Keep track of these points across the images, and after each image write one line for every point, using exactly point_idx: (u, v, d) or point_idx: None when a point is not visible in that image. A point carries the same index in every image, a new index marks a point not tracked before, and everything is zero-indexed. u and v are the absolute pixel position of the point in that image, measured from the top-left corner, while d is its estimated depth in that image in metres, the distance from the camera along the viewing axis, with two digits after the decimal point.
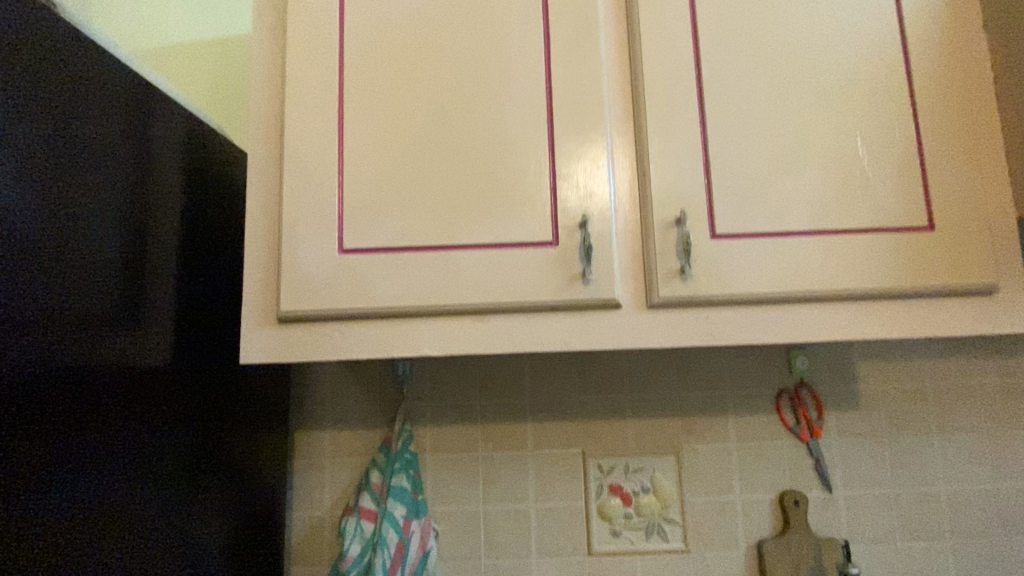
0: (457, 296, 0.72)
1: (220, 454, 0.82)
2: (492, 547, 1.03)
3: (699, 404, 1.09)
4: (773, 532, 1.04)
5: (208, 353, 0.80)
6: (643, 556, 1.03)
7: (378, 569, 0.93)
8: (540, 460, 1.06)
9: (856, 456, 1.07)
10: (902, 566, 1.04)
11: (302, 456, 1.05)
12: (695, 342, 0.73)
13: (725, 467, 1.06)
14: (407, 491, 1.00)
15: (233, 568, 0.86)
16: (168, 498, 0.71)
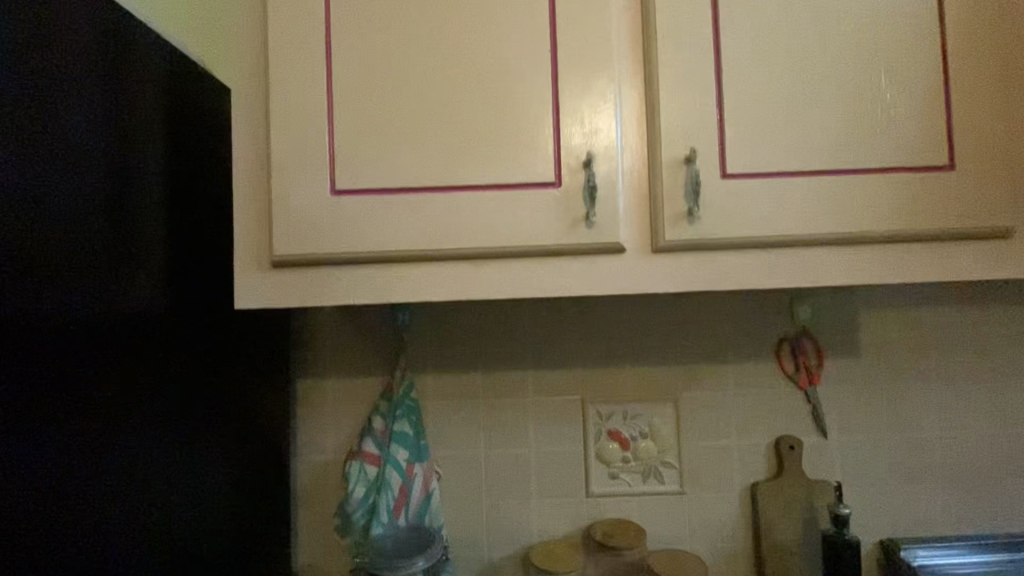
0: (455, 240, 0.70)
1: (223, 406, 0.83)
2: (493, 489, 1.06)
3: (700, 353, 1.08)
4: (768, 475, 1.07)
5: (202, 305, 0.79)
6: (639, 497, 1.06)
7: (382, 509, 0.98)
8: (540, 407, 1.07)
9: (854, 402, 1.08)
10: (892, 506, 1.06)
11: (306, 403, 1.06)
12: (698, 287, 0.71)
13: (723, 413, 1.08)
14: (410, 437, 1.02)
15: (242, 507, 0.88)
16: (177, 451, 0.72)
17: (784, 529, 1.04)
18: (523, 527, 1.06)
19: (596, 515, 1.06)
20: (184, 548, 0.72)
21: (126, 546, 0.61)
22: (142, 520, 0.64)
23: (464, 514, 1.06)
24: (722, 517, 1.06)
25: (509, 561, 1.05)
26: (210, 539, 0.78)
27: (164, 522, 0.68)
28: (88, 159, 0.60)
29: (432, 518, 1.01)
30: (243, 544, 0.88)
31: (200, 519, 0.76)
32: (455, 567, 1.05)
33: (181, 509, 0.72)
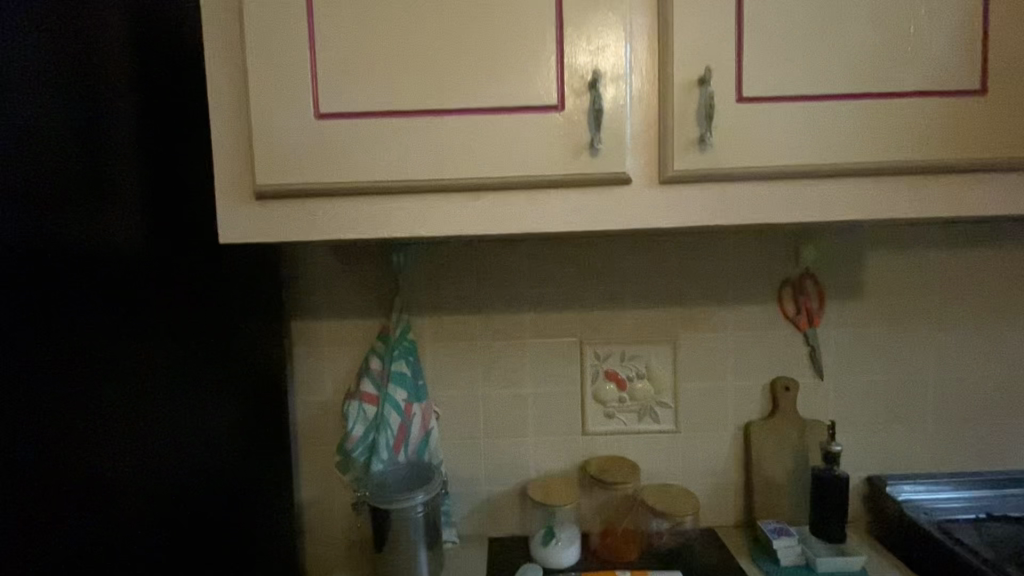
0: (451, 169, 0.66)
1: (214, 349, 0.81)
2: (490, 428, 1.07)
3: (700, 295, 1.07)
4: (762, 415, 1.08)
5: (185, 244, 0.75)
6: (635, 435, 1.08)
7: (382, 447, 0.99)
8: (537, 349, 1.07)
9: (852, 345, 1.08)
10: (882, 444, 1.09)
11: (303, 344, 1.05)
12: (705, 221, 0.68)
13: (720, 355, 1.07)
14: (408, 377, 1.02)
15: (243, 445, 0.89)
16: (169, 393, 0.70)
17: (775, 466, 1.06)
18: (521, 463, 1.08)
19: (592, 452, 1.08)
20: (185, 488, 0.72)
21: (121, 486, 0.60)
22: (137, 462, 0.63)
23: (462, 452, 1.08)
24: (714, 454, 1.08)
25: (507, 495, 1.08)
26: (211, 478, 0.79)
27: (162, 463, 0.68)
28: (49, 82, 0.54)
29: (431, 455, 1.03)
30: (246, 481, 0.89)
31: (199, 459, 0.76)
32: (455, 500, 1.08)
33: (179, 450, 0.72)
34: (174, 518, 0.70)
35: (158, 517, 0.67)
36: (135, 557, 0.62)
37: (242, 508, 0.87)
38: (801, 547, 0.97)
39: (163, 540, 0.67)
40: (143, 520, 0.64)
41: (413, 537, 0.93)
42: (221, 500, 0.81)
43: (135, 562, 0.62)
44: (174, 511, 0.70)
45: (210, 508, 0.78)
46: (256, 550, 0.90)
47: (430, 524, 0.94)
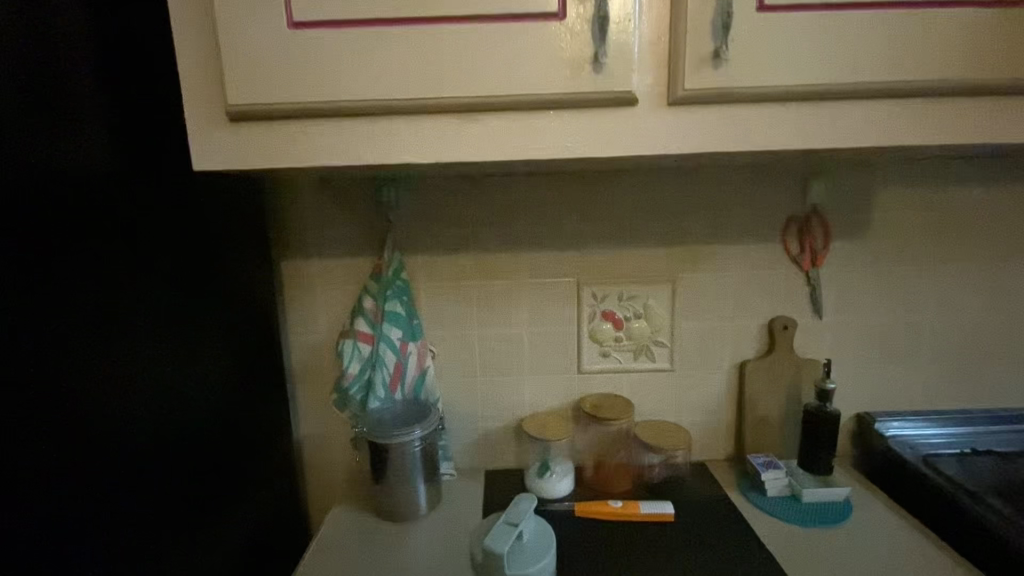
0: (442, 86, 0.60)
1: (200, 285, 0.78)
2: (486, 367, 1.07)
3: (702, 234, 1.04)
4: (757, 354, 1.08)
5: (158, 172, 0.69)
6: (630, 374, 1.08)
7: (379, 385, 0.98)
8: (534, 288, 1.05)
9: (854, 285, 1.06)
10: (874, 382, 1.10)
11: (294, 282, 1.03)
12: (714, 147, 0.63)
13: (719, 294, 1.06)
14: (402, 317, 1.00)
15: (240, 383, 0.88)
16: (155, 330, 0.68)
17: (768, 403, 1.07)
18: (516, 401, 1.09)
19: (587, 390, 1.09)
20: (179, 425, 0.71)
21: (110, 423, 0.59)
22: (125, 399, 0.61)
23: (458, 390, 1.08)
24: (708, 392, 1.09)
25: (502, 431, 1.10)
26: (207, 416, 0.78)
27: (152, 401, 0.66)
28: None
29: (428, 393, 1.04)
30: (245, 419, 0.89)
31: (193, 397, 0.75)
32: (452, 436, 1.10)
33: (169, 388, 0.70)
34: (170, 454, 0.69)
35: (153, 453, 0.66)
36: (132, 492, 0.61)
37: (240, 444, 0.87)
38: (789, 479, 0.99)
39: (161, 475, 0.67)
40: (136, 457, 0.63)
41: (411, 469, 0.95)
42: (218, 436, 0.80)
43: (134, 496, 0.62)
44: (169, 447, 0.69)
45: (207, 444, 0.77)
46: (257, 483, 0.91)
47: (427, 457, 0.96)
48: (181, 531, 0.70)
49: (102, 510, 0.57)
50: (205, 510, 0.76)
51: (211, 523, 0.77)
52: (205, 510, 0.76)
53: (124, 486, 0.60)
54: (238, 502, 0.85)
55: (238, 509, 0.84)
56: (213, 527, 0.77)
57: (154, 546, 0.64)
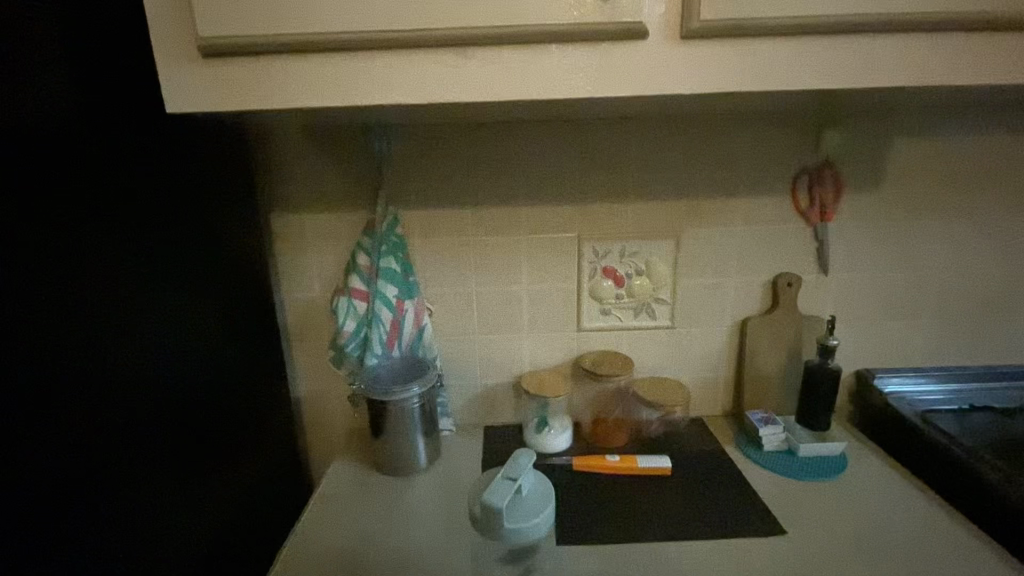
0: (434, 17, 0.55)
1: (183, 238, 0.74)
2: (484, 325, 1.06)
3: (709, 187, 1.00)
4: (760, 311, 1.06)
5: (130, 115, 0.64)
6: (630, 332, 1.06)
7: (375, 342, 0.97)
8: (533, 245, 1.01)
9: (861, 241, 1.03)
10: (876, 339, 1.09)
11: (285, 238, 1.00)
12: (729, 87, 0.59)
13: (723, 251, 1.03)
14: (398, 274, 0.98)
15: (233, 340, 0.87)
16: (136, 286, 0.64)
17: (768, 360, 1.07)
18: (515, 358, 1.08)
19: (586, 348, 1.07)
20: (167, 383, 0.69)
21: (93, 380, 0.56)
22: (108, 357, 0.59)
23: (456, 348, 1.07)
24: (708, 349, 1.08)
25: (501, 388, 1.09)
26: (197, 373, 0.76)
27: (136, 358, 0.64)
28: None
29: (425, 351, 1.02)
30: (240, 376, 0.88)
31: (182, 354, 0.73)
32: (450, 393, 1.10)
33: (155, 346, 0.67)
34: (159, 412, 0.67)
35: (141, 411, 0.64)
36: (121, 450, 0.60)
37: (234, 401, 0.86)
38: (785, 435, 1.00)
39: (151, 433, 0.65)
40: (123, 415, 0.61)
41: (410, 426, 0.94)
42: (210, 394, 0.79)
43: (122, 453, 0.60)
44: (157, 406, 0.67)
45: (199, 402, 0.76)
46: (254, 439, 0.91)
47: (425, 413, 0.96)
48: (175, 487, 0.69)
49: (89, 467, 0.55)
50: (200, 466, 0.75)
51: (209, 477, 0.77)
52: (199, 466, 0.75)
53: (111, 444, 0.59)
54: (235, 459, 0.84)
55: (237, 465, 0.85)
56: (209, 482, 0.77)
57: (146, 503, 0.64)
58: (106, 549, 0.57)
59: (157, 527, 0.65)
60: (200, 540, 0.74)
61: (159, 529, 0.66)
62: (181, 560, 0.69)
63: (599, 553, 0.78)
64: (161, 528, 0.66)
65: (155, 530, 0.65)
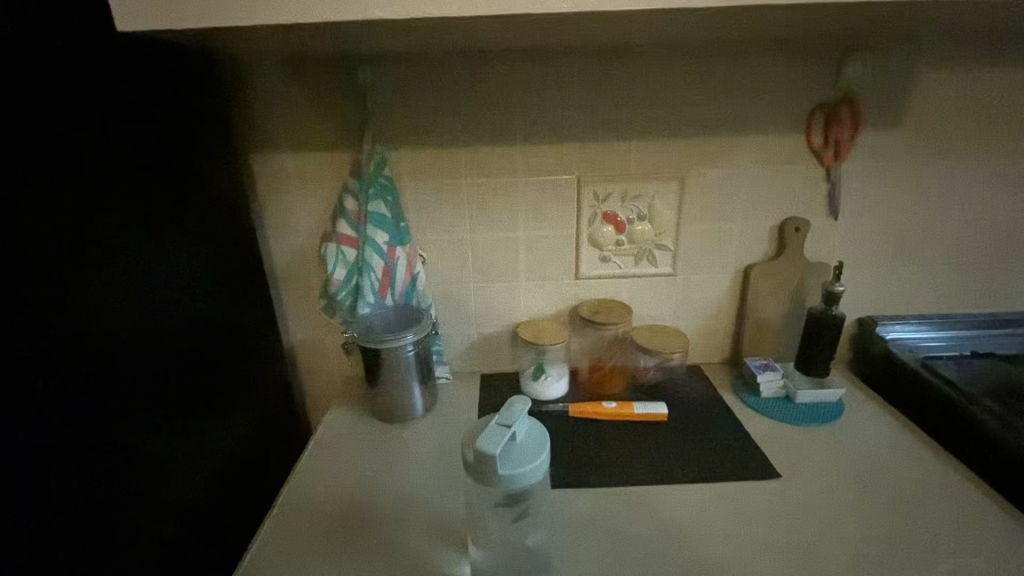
0: None
1: (157, 181, 0.69)
2: (480, 273, 1.02)
3: (719, 124, 0.93)
4: (765, 257, 1.03)
5: (87, 41, 0.58)
6: (630, 279, 1.03)
7: (367, 290, 0.94)
8: (531, 187, 0.96)
9: (876, 183, 0.98)
10: (882, 286, 1.06)
11: (269, 179, 0.95)
12: (752, 2, 0.53)
13: (730, 193, 0.98)
14: (388, 219, 0.94)
15: (220, 287, 0.84)
16: (109, 233, 0.60)
17: (770, 308, 1.04)
18: (511, 307, 1.05)
19: (585, 295, 1.05)
20: (151, 335, 0.67)
21: (71, 331, 0.54)
22: (86, 308, 0.56)
23: (450, 296, 1.04)
24: (710, 297, 1.06)
25: (497, 337, 1.08)
26: (181, 325, 0.74)
27: (116, 310, 0.61)
28: None
29: (419, 299, 1.00)
30: (230, 324, 0.86)
31: (166, 301, 0.71)
32: (445, 342, 1.08)
33: (135, 297, 0.64)
34: (143, 365, 0.65)
35: (124, 364, 0.62)
36: (105, 403, 0.58)
37: (222, 352, 0.84)
38: (784, 381, 0.99)
39: (139, 379, 0.64)
40: (106, 368, 0.59)
41: (405, 374, 0.93)
42: (197, 345, 0.77)
43: (107, 407, 0.59)
44: (141, 359, 0.65)
45: (185, 353, 0.74)
46: (246, 389, 0.90)
47: (420, 362, 0.94)
48: (165, 438, 0.69)
49: (73, 423, 0.54)
50: (190, 418, 0.74)
51: (203, 423, 0.77)
52: (189, 417, 0.74)
53: (95, 397, 0.57)
54: (226, 409, 0.83)
55: (230, 411, 0.85)
56: (200, 433, 0.76)
57: (136, 455, 0.63)
58: (99, 501, 0.56)
59: (149, 478, 0.65)
60: (195, 488, 0.74)
61: (152, 478, 0.65)
62: (176, 508, 0.70)
63: (595, 496, 0.79)
64: (153, 478, 0.66)
65: (150, 477, 0.65)
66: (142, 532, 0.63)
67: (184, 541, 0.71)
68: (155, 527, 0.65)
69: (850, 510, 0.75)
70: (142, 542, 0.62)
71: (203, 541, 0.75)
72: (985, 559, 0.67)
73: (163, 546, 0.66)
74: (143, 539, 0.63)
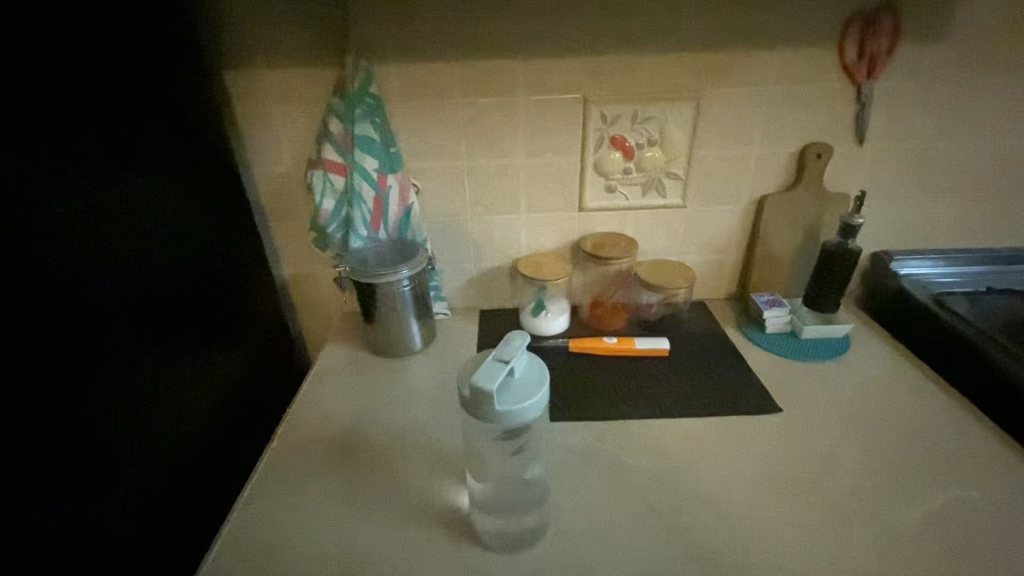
0: None
1: (113, 106, 0.63)
2: (477, 203, 0.97)
3: (743, 35, 0.84)
4: (780, 186, 0.97)
5: None
6: (637, 210, 0.97)
7: (358, 222, 0.89)
8: (532, 108, 0.88)
9: (909, 103, 0.90)
10: (902, 218, 1.00)
11: (246, 99, 0.87)
12: None
13: (748, 115, 0.90)
14: (376, 144, 0.87)
15: (202, 219, 0.80)
16: (45, 158, 0.53)
17: (782, 241, 0.99)
18: (511, 240, 1.00)
19: (588, 228, 1.00)
20: (119, 271, 0.63)
21: (38, 270, 0.52)
22: (37, 248, 0.52)
23: (447, 228, 0.99)
24: (719, 229, 1.00)
25: (497, 271, 1.04)
26: (154, 258, 0.69)
27: (70, 245, 0.56)
28: None
29: (414, 232, 0.95)
30: (218, 257, 0.83)
31: (144, 235, 0.67)
32: (443, 276, 1.04)
33: (102, 230, 0.60)
34: (113, 302, 0.61)
35: (91, 302, 0.58)
36: (72, 344, 0.55)
37: (207, 286, 0.80)
38: (790, 317, 0.96)
39: (123, 317, 0.63)
40: (80, 309, 0.56)
41: (401, 309, 0.90)
42: (175, 281, 0.73)
43: (75, 348, 0.56)
44: (109, 296, 0.61)
45: (167, 290, 0.71)
46: (239, 325, 0.88)
47: (417, 297, 0.91)
48: (149, 376, 0.67)
49: (49, 366, 0.52)
50: (181, 354, 0.73)
51: (195, 359, 0.76)
52: (176, 354, 0.72)
53: (56, 337, 0.53)
54: (214, 345, 0.81)
55: (224, 347, 0.83)
56: (193, 370, 0.76)
57: (118, 395, 0.61)
58: (78, 443, 0.55)
59: (135, 418, 0.64)
60: (188, 424, 0.74)
61: (146, 413, 0.66)
62: (172, 442, 0.70)
63: (594, 429, 0.78)
64: (141, 417, 0.65)
65: (144, 411, 0.65)
66: (134, 469, 0.63)
67: (179, 475, 0.71)
68: (149, 463, 0.66)
69: (850, 444, 0.75)
70: (132, 480, 0.62)
71: (203, 473, 0.77)
72: (982, 492, 0.68)
73: (161, 478, 0.68)
74: (135, 476, 0.63)
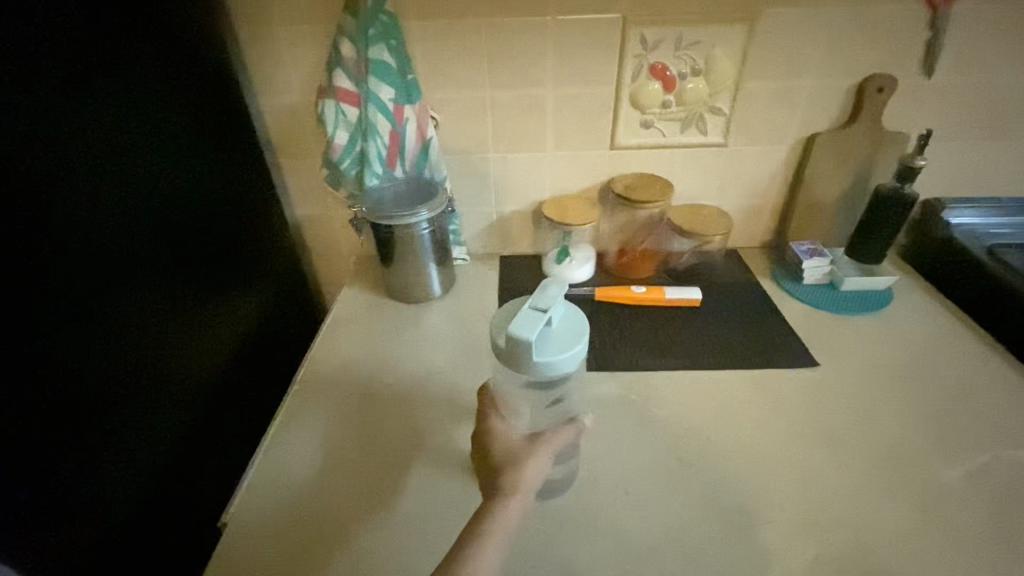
0: None
1: (114, 30, 0.59)
2: (500, 139, 0.89)
3: None
4: (834, 123, 0.88)
5: None
6: (673, 150, 0.90)
7: (373, 158, 0.83)
8: (564, 31, 0.79)
9: (991, 30, 0.80)
10: (961, 161, 0.92)
11: (247, 17, 0.78)
12: None
13: (806, 41, 0.80)
14: (392, 70, 0.79)
15: (211, 154, 0.76)
16: (16, 84, 0.47)
17: (828, 186, 0.92)
18: (536, 181, 0.94)
19: (619, 169, 0.93)
20: (123, 212, 0.59)
21: (56, 209, 0.51)
22: (54, 184, 0.51)
23: (467, 167, 0.92)
24: (761, 172, 0.93)
25: (519, 214, 0.98)
26: (156, 198, 0.65)
27: (63, 184, 0.51)
28: None
29: (432, 170, 0.88)
30: (231, 195, 0.80)
31: (155, 171, 0.65)
32: (462, 219, 0.99)
33: (116, 164, 0.58)
34: (112, 246, 0.57)
35: (96, 243, 0.55)
36: (76, 290, 0.53)
37: (213, 226, 0.76)
38: (830, 268, 0.91)
39: (142, 257, 0.62)
40: (97, 248, 0.55)
41: (420, 252, 0.86)
42: (184, 220, 0.70)
43: (81, 294, 0.53)
44: (107, 240, 0.57)
45: (184, 230, 0.70)
46: (254, 267, 0.86)
47: (436, 241, 0.86)
48: (155, 323, 0.64)
49: (74, 306, 0.52)
50: (201, 296, 0.72)
51: (214, 300, 0.75)
52: (196, 296, 0.71)
53: (62, 282, 0.51)
54: (228, 288, 0.79)
55: (240, 289, 0.82)
56: (213, 311, 0.75)
57: (121, 346, 0.58)
58: (91, 390, 0.54)
59: (152, 362, 0.63)
60: (200, 372, 0.72)
61: (169, 354, 0.66)
62: (193, 383, 0.70)
63: (622, 380, 0.76)
64: (159, 359, 0.64)
65: (166, 353, 0.65)
66: (159, 410, 0.63)
67: (199, 419, 0.71)
68: (172, 403, 0.66)
69: (888, 401, 0.72)
70: (153, 422, 0.62)
71: (223, 413, 0.77)
72: None
73: (184, 418, 0.68)
74: (161, 416, 0.64)
